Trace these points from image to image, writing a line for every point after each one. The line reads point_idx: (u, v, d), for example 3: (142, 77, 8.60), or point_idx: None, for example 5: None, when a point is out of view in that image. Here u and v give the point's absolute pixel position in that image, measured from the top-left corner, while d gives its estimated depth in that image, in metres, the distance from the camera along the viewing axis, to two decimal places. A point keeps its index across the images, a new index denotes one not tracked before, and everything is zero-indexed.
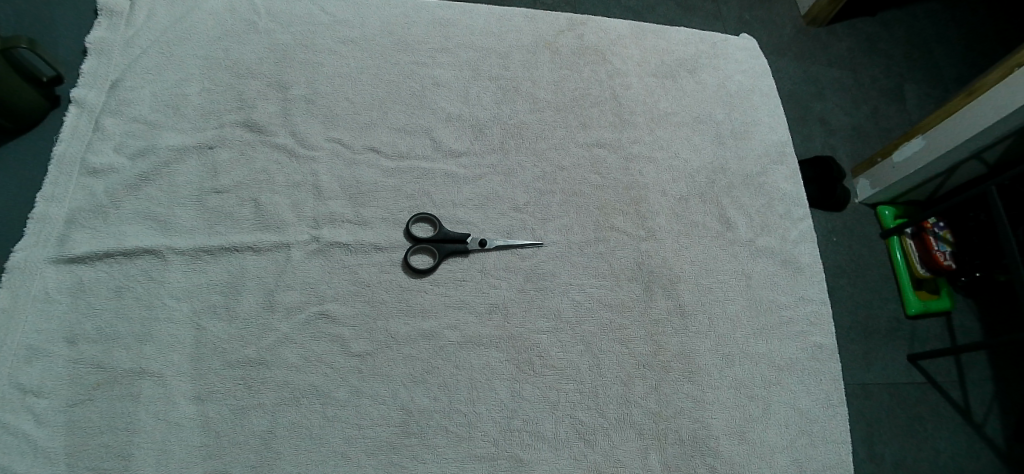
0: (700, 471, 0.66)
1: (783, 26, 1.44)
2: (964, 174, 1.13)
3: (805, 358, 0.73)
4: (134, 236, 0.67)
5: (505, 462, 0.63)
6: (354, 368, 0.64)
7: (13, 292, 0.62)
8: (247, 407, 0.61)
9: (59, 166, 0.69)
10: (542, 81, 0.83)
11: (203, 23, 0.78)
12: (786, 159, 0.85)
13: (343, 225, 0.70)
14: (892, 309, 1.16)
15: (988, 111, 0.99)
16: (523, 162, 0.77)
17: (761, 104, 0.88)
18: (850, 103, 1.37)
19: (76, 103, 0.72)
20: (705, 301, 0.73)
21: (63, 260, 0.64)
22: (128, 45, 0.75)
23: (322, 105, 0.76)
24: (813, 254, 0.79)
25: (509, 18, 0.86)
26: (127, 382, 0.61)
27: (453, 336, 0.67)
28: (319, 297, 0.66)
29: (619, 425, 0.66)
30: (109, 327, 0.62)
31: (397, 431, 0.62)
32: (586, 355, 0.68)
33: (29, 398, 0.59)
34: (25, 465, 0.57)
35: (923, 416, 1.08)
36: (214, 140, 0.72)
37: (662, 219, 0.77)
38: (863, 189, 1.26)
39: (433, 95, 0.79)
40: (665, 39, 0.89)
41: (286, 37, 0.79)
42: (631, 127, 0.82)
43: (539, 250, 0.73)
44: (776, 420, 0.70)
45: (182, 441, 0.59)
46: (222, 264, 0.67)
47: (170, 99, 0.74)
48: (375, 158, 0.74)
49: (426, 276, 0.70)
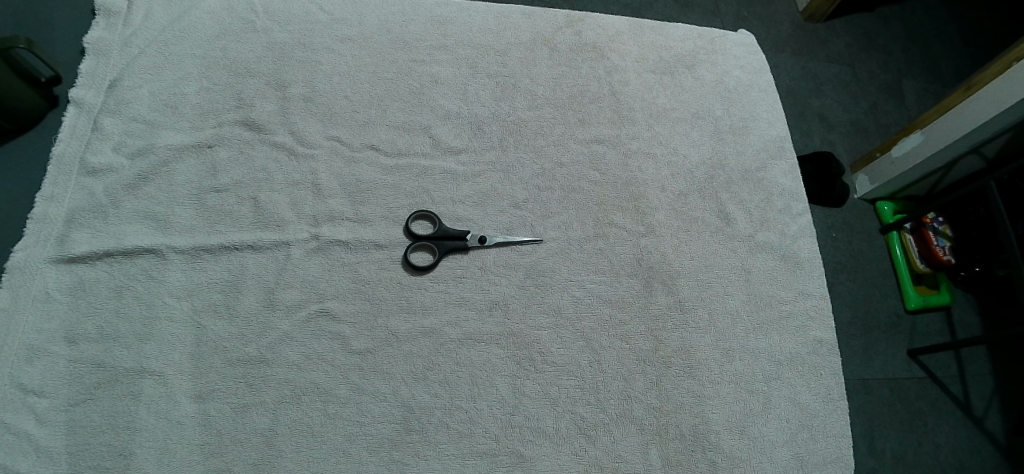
0: (700, 466, 0.66)
1: (782, 22, 1.44)
2: (963, 169, 1.14)
3: (805, 353, 0.73)
4: (133, 236, 0.67)
5: (505, 458, 0.63)
6: (354, 366, 0.64)
7: (13, 292, 0.62)
8: (248, 405, 0.61)
9: (58, 166, 0.69)
10: (540, 78, 0.83)
11: (201, 22, 0.78)
12: (785, 154, 0.85)
13: (343, 223, 0.70)
14: (892, 304, 1.16)
15: (987, 105, 0.99)
16: (522, 158, 0.77)
17: (760, 99, 0.88)
18: (849, 98, 1.37)
19: (74, 103, 0.72)
20: (705, 297, 0.73)
21: (62, 260, 0.64)
22: (126, 45, 0.75)
23: (322, 103, 0.76)
24: (813, 249, 0.79)
25: (507, 15, 0.86)
26: (129, 381, 0.61)
27: (454, 333, 0.67)
28: (319, 295, 0.67)
29: (619, 421, 0.66)
30: (110, 326, 0.63)
31: (398, 428, 0.62)
32: (586, 351, 0.69)
33: (30, 399, 0.59)
34: (27, 464, 0.57)
35: (923, 411, 1.09)
36: (212, 139, 0.72)
37: (661, 214, 0.77)
38: (862, 185, 1.26)
39: (432, 93, 0.79)
40: (664, 36, 0.89)
41: (284, 36, 0.79)
42: (630, 123, 0.82)
43: (539, 246, 0.73)
44: (776, 415, 0.70)
45: (182, 439, 0.59)
46: (222, 262, 0.67)
47: (169, 99, 0.74)
48: (374, 155, 0.74)
49: (426, 273, 0.70)
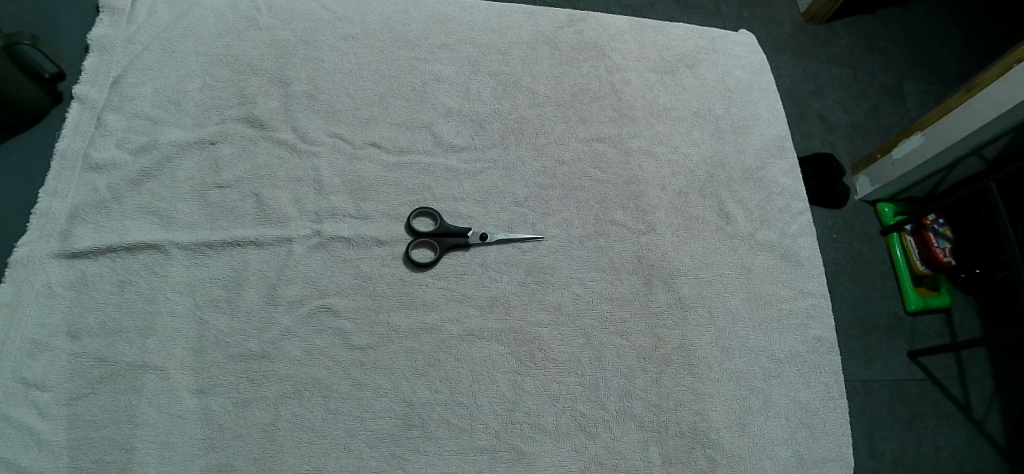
0: (700, 463, 0.66)
1: (782, 23, 1.45)
2: (963, 171, 1.14)
3: (804, 351, 0.73)
4: (136, 232, 0.67)
5: (506, 455, 0.63)
6: (355, 361, 0.64)
7: (16, 286, 0.62)
8: (249, 400, 0.61)
9: (61, 162, 0.69)
10: (541, 77, 0.83)
11: (204, 19, 0.78)
12: (785, 153, 0.85)
13: (344, 220, 0.71)
14: (892, 305, 1.16)
15: (987, 107, 0.99)
16: (523, 156, 0.78)
17: (760, 99, 0.88)
18: (850, 100, 1.37)
19: (78, 99, 0.72)
20: (705, 294, 0.74)
21: (65, 255, 0.64)
22: (130, 42, 0.76)
23: (323, 100, 0.76)
24: (813, 247, 0.80)
25: (508, 14, 0.86)
26: (130, 375, 0.61)
27: (454, 329, 0.67)
28: (321, 291, 0.67)
29: (620, 417, 0.66)
30: (112, 321, 0.63)
31: (400, 423, 0.63)
32: (586, 348, 0.69)
33: (33, 392, 0.59)
34: (29, 458, 0.57)
35: (923, 412, 1.09)
36: (215, 136, 0.73)
37: (662, 213, 0.77)
38: (863, 186, 1.26)
39: (433, 91, 0.79)
40: (664, 35, 0.90)
41: (286, 34, 0.79)
42: (631, 121, 0.82)
43: (539, 243, 0.73)
44: (776, 413, 0.70)
45: (184, 434, 0.59)
46: (225, 258, 0.67)
47: (171, 96, 0.74)
48: (376, 153, 0.75)
49: (427, 270, 0.70)
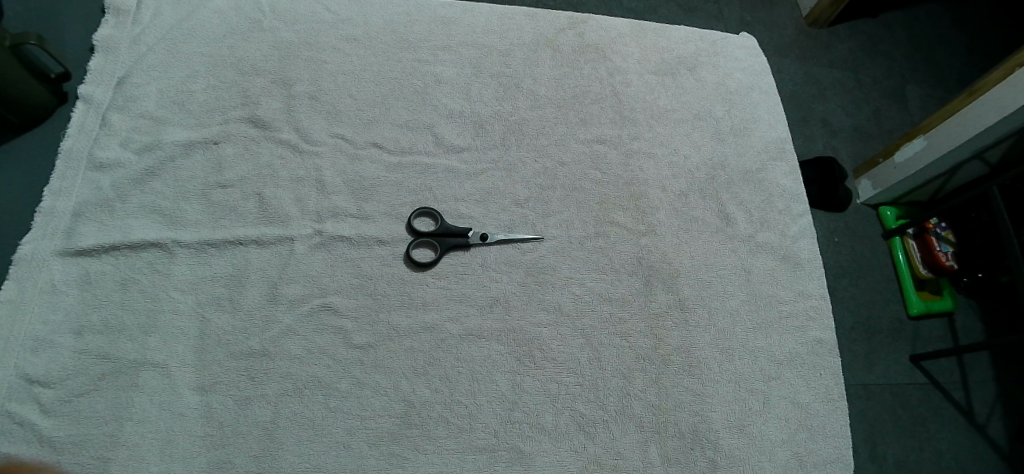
0: (699, 464, 0.66)
1: (784, 27, 1.45)
2: (965, 174, 1.14)
3: (805, 352, 0.73)
4: (140, 230, 0.68)
5: (505, 454, 0.63)
6: (355, 360, 0.65)
7: (20, 283, 0.63)
8: (251, 398, 0.62)
9: (66, 161, 0.70)
10: (543, 79, 0.84)
11: (208, 21, 0.79)
12: (786, 156, 0.86)
13: (346, 220, 0.71)
14: (893, 309, 1.16)
15: (990, 111, 0.99)
16: (523, 157, 0.78)
17: (761, 101, 0.89)
18: (852, 104, 1.37)
19: (83, 99, 0.73)
20: (706, 295, 0.74)
21: (69, 253, 0.65)
22: (135, 43, 0.77)
23: (326, 101, 0.77)
24: (813, 250, 0.80)
25: (510, 16, 0.87)
26: (133, 373, 0.62)
27: (454, 329, 0.67)
28: (321, 290, 0.67)
29: (619, 418, 0.66)
30: (115, 319, 0.63)
31: (398, 422, 0.63)
32: (586, 348, 0.69)
33: (35, 388, 0.60)
34: (31, 454, 0.57)
35: (925, 416, 1.08)
36: (219, 136, 0.73)
37: (662, 214, 0.78)
38: (864, 190, 1.26)
39: (435, 92, 0.80)
40: (665, 38, 0.90)
41: (290, 35, 0.80)
42: (632, 123, 0.83)
43: (539, 244, 0.73)
44: (776, 414, 0.70)
45: (186, 431, 0.60)
46: (227, 257, 0.67)
47: (176, 96, 0.75)
48: (377, 153, 0.75)
49: (427, 269, 0.70)
